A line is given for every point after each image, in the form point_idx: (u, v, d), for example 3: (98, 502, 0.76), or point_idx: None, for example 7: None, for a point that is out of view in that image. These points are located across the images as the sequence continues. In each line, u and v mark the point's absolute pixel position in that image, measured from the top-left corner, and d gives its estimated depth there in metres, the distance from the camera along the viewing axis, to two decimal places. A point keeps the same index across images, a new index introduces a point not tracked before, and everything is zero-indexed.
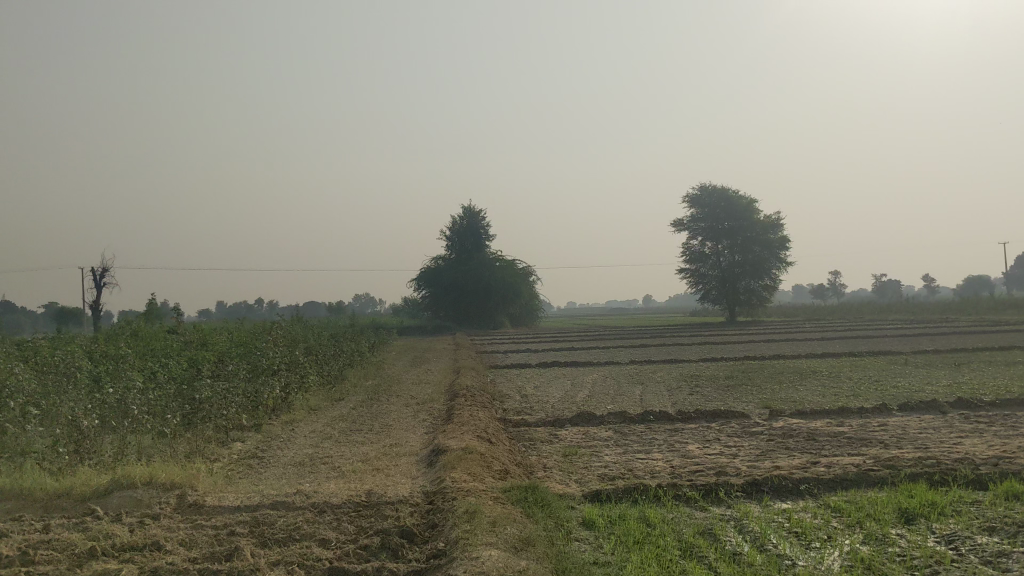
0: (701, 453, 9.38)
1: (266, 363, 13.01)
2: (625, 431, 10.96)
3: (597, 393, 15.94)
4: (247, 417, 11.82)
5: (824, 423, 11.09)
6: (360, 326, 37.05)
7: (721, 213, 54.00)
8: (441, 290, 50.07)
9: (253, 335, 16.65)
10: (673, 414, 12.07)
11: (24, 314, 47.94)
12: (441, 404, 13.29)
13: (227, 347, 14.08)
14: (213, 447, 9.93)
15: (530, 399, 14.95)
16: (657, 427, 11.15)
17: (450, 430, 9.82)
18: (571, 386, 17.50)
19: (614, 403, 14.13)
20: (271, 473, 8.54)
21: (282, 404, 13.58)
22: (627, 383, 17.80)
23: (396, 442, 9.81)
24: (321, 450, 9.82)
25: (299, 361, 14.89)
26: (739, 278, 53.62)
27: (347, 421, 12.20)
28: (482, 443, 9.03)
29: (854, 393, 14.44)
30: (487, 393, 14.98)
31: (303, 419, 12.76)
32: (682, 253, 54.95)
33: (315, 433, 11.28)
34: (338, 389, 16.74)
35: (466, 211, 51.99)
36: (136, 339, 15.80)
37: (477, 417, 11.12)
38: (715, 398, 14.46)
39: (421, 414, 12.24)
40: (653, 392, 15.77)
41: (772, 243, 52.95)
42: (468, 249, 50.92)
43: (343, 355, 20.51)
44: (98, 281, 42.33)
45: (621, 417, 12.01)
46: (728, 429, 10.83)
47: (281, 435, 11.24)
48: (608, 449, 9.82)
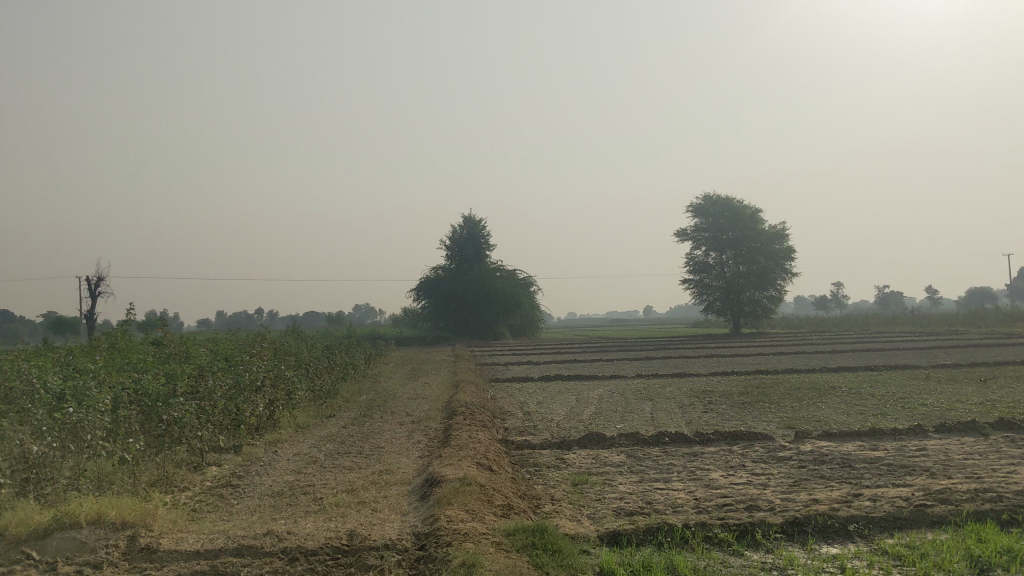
0: (727, 483, 8.42)
1: (250, 377, 12.06)
2: (638, 455, 9.99)
3: (605, 410, 14.98)
4: (227, 438, 10.86)
5: (857, 447, 10.12)
6: (359, 338, 36.11)
7: (724, 223, 53.11)
8: (441, 300, 49.14)
9: (241, 348, 15.70)
10: (691, 436, 11.10)
11: (19, 324, 47.06)
12: (438, 424, 12.31)
13: (209, 360, 13.11)
14: (185, 473, 8.97)
15: (535, 416, 13.97)
16: (673, 450, 10.19)
17: (447, 455, 8.86)
18: (576, 402, 16.55)
19: (625, 422, 13.15)
20: (245, 506, 7.58)
21: (267, 422, 12.62)
22: (636, 399, 16.83)
23: (387, 468, 8.84)
24: (304, 476, 8.87)
25: (287, 374, 13.93)
26: (744, 289, 52.66)
27: (336, 442, 11.24)
28: (483, 471, 8.05)
29: (881, 411, 13.47)
30: (488, 411, 14.01)
31: (288, 439, 11.80)
32: (686, 264, 54.09)
33: (300, 455, 10.31)
34: (329, 405, 15.76)
35: (467, 220, 51.15)
36: (116, 350, 14.86)
37: (477, 439, 10.16)
38: (732, 417, 13.49)
39: (417, 435, 11.30)
40: (664, 410, 14.79)
41: (777, 254, 52.06)
42: (468, 259, 50.00)
43: (337, 369, 19.56)
44: (93, 290, 41.58)
45: (634, 438, 11.04)
46: (751, 454, 9.87)
47: (263, 458, 10.28)
48: (622, 478, 8.85)
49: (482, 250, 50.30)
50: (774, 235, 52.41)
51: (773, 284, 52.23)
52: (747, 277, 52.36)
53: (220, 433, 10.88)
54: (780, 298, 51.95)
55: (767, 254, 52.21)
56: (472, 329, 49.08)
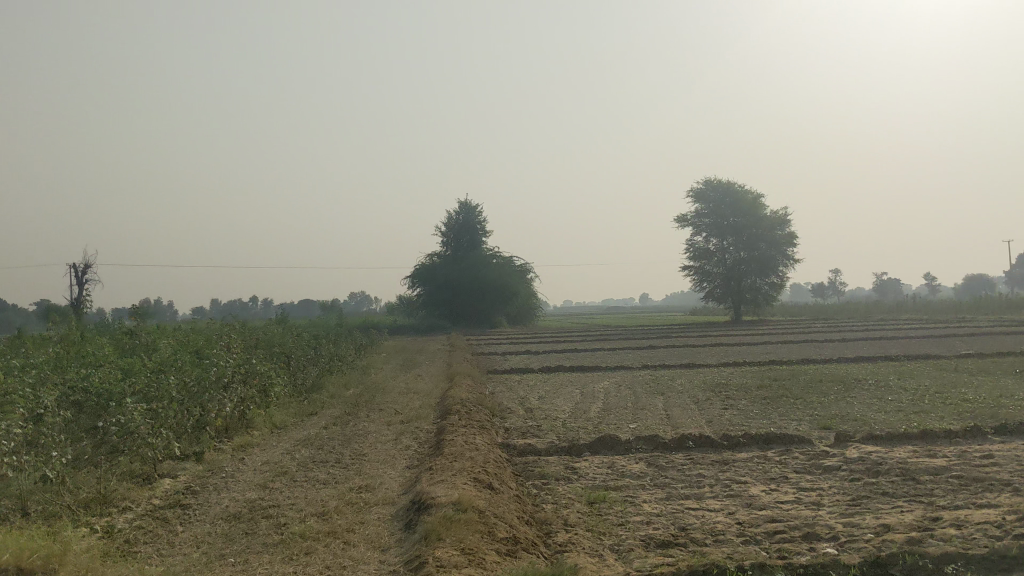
0: (772, 502, 7.07)
1: (218, 371, 10.67)
2: (661, 463, 8.63)
3: (613, 407, 13.62)
4: (187, 445, 9.49)
5: (912, 454, 8.78)
6: (350, 327, 34.70)
7: (725, 208, 51.72)
8: (435, 288, 47.78)
9: (215, 339, 14.32)
10: (718, 439, 9.75)
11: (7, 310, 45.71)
12: (430, 425, 10.93)
13: (174, 353, 11.74)
14: (129, 488, 7.57)
15: (537, 415, 12.61)
16: (700, 458, 8.83)
17: (438, 468, 7.49)
18: (582, 396, 15.21)
19: (639, 421, 11.80)
20: (189, 536, 6.19)
21: (238, 423, 11.24)
22: (646, 393, 15.48)
23: (367, 484, 7.46)
24: (270, 491, 7.51)
25: (264, 368, 12.54)
26: (745, 276, 51.33)
27: (313, 447, 9.86)
28: (484, 490, 6.68)
29: (921, 409, 12.15)
30: (485, 409, 12.63)
31: (260, 443, 10.44)
32: (687, 251, 52.70)
33: (270, 463, 8.94)
34: (312, 401, 14.40)
35: (465, 206, 49.80)
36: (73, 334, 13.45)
37: (474, 447, 8.79)
38: (756, 415, 12.17)
39: (405, 438, 9.95)
40: (680, 406, 13.45)
41: (779, 240, 50.68)
42: (464, 246, 48.64)
43: (323, 361, 18.20)
44: (79, 278, 40.23)
45: (653, 442, 9.67)
46: (792, 463, 8.53)
47: (227, 466, 8.90)
48: (645, 494, 7.49)
49: (478, 237, 48.94)
50: (776, 221, 51.02)
51: (776, 271, 50.91)
52: (749, 263, 51.01)
53: (178, 437, 9.49)
54: (783, 286, 50.63)
55: (770, 241, 50.88)
56: (468, 318, 47.71)
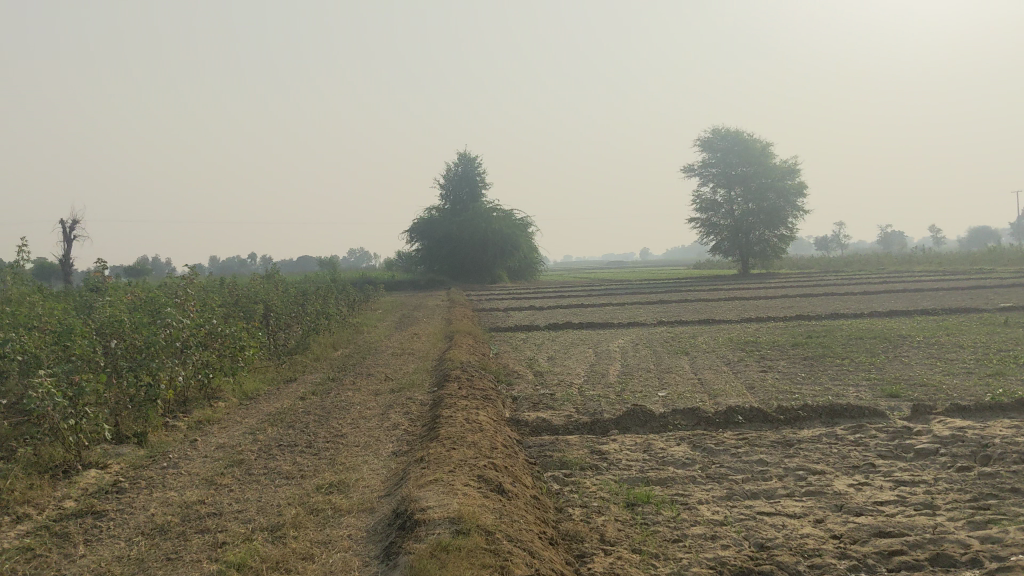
0: (870, 503, 5.40)
1: (172, 333, 8.93)
2: (710, 446, 6.96)
3: (636, 370, 11.96)
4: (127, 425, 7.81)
5: (1018, 431, 7.11)
6: (345, 283, 32.92)
7: (734, 158, 49.83)
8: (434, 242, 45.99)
9: (182, 295, 12.61)
10: (773, 411, 8.08)
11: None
12: (424, 396, 9.27)
13: (125, 311, 10.03)
14: (33, 487, 5.88)
15: (549, 380, 10.96)
16: (756, 438, 7.17)
17: (432, 459, 5.82)
18: (597, 357, 13.59)
19: (667, 388, 10.13)
20: (86, 566, 4.49)
21: (197, 395, 9.57)
22: (668, 354, 13.78)
23: (341, 481, 5.79)
24: (217, 490, 5.83)
25: (231, 329, 10.81)
26: (753, 227, 49.34)
27: (282, 424, 8.19)
28: (491, 495, 4.98)
29: (994, 371, 10.47)
30: (490, 374, 10.97)
31: (221, 420, 8.77)
32: (694, 202, 50.78)
33: (227, 447, 7.25)
34: (294, 366, 12.73)
35: (464, 157, 48.11)
36: (14, 280, 11.69)
37: (478, 425, 7.12)
38: (803, 380, 10.52)
39: (396, 413, 8.29)
40: (710, 368, 11.80)
41: (788, 190, 48.66)
42: (464, 199, 46.93)
43: (311, 319, 16.52)
44: (65, 233, 38.43)
45: (694, 416, 8.00)
46: (874, 445, 6.87)
47: (172, 454, 7.19)
48: (699, 491, 5.82)
49: (478, 190, 47.20)
50: (786, 171, 49.02)
51: (784, 223, 48.83)
52: (757, 214, 48.98)
53: (116, 415, 7.77)
54: (792, 238, 48.53)
55: (778, 191, 48.84)
56: (468, 274, 45.92)
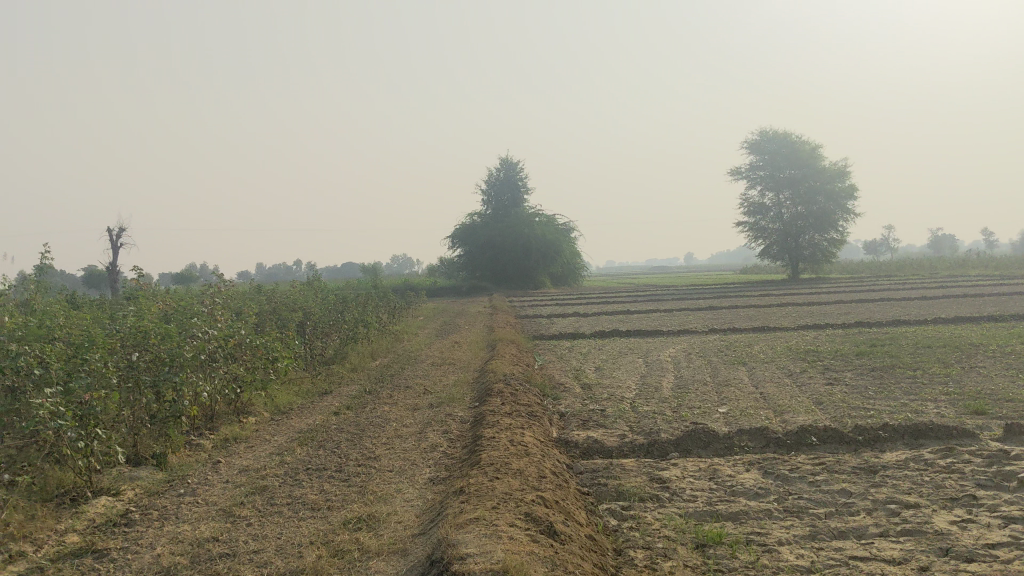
0: (980, 546, 4.65)
1: (196, 345, 8.36)
2: (784, 474, 6.23)
3: (691, 383, 11.23)
4: (145, 445, 7.27)
5: None
6: (387, 289, 32.46)
7: (782, 160, 48.71)
8: (477, 247, 45.45)
9: (213, 304, 12.12)
10: (850, 431, 7.32)
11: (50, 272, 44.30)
12: (466, 412, 8.64)
13: (151, 320, 9.52)
14: (34, 519, 5.33)
15: (599, 393, 10.27)
16: (835, 464, 6.43)
17: (472, 491, 5.16)
18: (647, 368, 12.85)
19: (727, 404, 9.39)
20: None
21: (226, 411, 9.02)
22: (724, 365, 13.01)
23: (371, 515, 5.15)
24: (234, 524, 5.23)
25: (263, 339, 10.27)
26: (802, 231, 48.07)
27: (314, 444, 7.60)
28: (541, 538, 4.31)
29: None
30: (536, 387, 10.31)
31: (249, 438, 8.20)
32: (742, 205, 49.70)
33: (250, 470, 6.65)
34: (331, 377, 12.17)
35: (506, 162, 47.59)
36: (40, 287, 11.26)
37: (524, 447, 6.46)
38: (876, 393, 9.71)
39: (435, 431, 7.66)
40: (772, 381, 11.02)
41: (838, 193, 47.31)
42: (506, 204, 46.39)
43: (350, 327, 15.98)
44: (112, 242, 38.53)
45: (763, 437, 7.29)
46: (971, 471, 6.10)
47: (191, 478, 6.59)
48: (778, 529, 5.10)
49: (520, 194, 46.63)
50: (837, 173, 47.69)
51: (835, 226, 47.46)
52: (806, 217, 47.72)
53: (134, 434, 7.21)
54: (843, 241, 47.08)
55: (828, 194, 47.51)
56: (511, 279, 45.26)
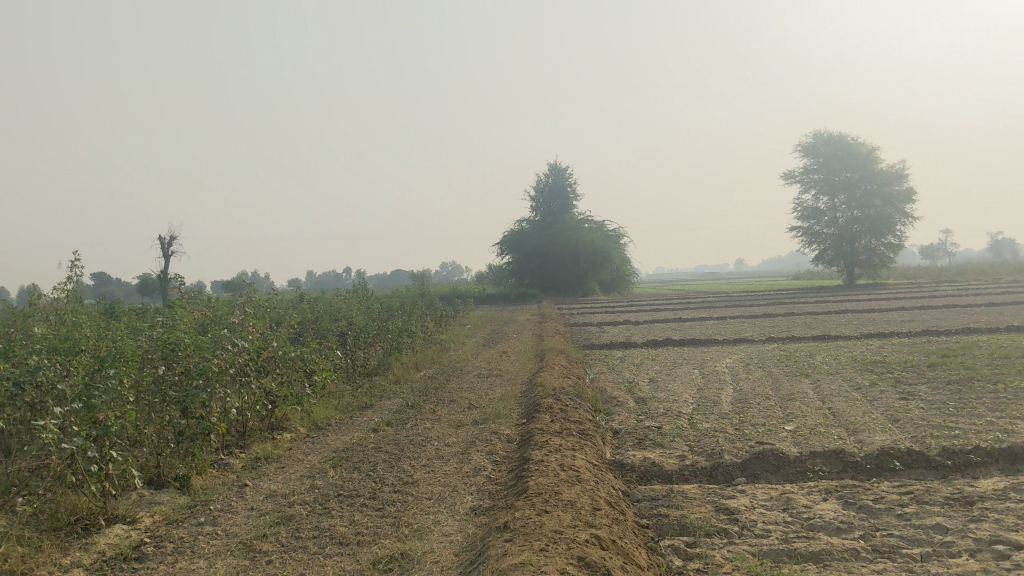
0: None
1: (226, 358, 7.89)
2: (868, 505, 5.56)
3: (753, 396, 10.52)
4: (169, 465, 6.79)
5: None
6: (434, 297, 32.03)
7: (837, 163, 47.51)
8: (526, 254, 44.92)
9: (251, 313, 11.68)
10: (938, 454, 6.60)
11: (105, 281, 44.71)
12: (512, 429, 8.06)
13: (183, 330, 9.10)
14: (37, 552, 4.85)
15: (655, 408, 9.62)
16: (925, 494, 5.73)
17: (518, 527, 4.56)
18: (705, 380, 12.16)
19: (794, 421, 8.68)
20: None
21: (259, 428, 8.54)
22: (786, 377, 12.27)
23: (404, 554, 4.58)
24: (251, 562, 4.69)
25: (301, 352, 9.79)
26: (859, 236, 46.73)
27: (348, 464, 7.07)
28: None
29: None
30: (587, 401, 9.69)
31: (280, 457, 7.70)
32: (796, 210, 48.54)
33: (277, 496, 6.13)
34: (372, 390, 11.67)
35: (554, 168, 47.04)
36: (75, 297, 10.92)
37: (576, 473, 5.86)
38: (957, 410, 8.92)
39: (480, 452, 7.10)
40: (840, 395, 10.28)
41: (896, 196, 45.93)
42: (554, 210, 45.82)
43: (394, 336, 15.48)
44: (163, 250, 38.69)
45: (839, 461, 6.61)
46: None
47: (214, 504, 6.08)
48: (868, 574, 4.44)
49: (569, 201, 46.04)
50: (894, 176, 46.32)
51: (893, 230, 46.02)
52: (863, 222, 46.41)
53: (157, 455, 6.74)
54: (900, 246, 45.53)
55: (885, 197, 46.14)
56: (560, 286, 44.59)
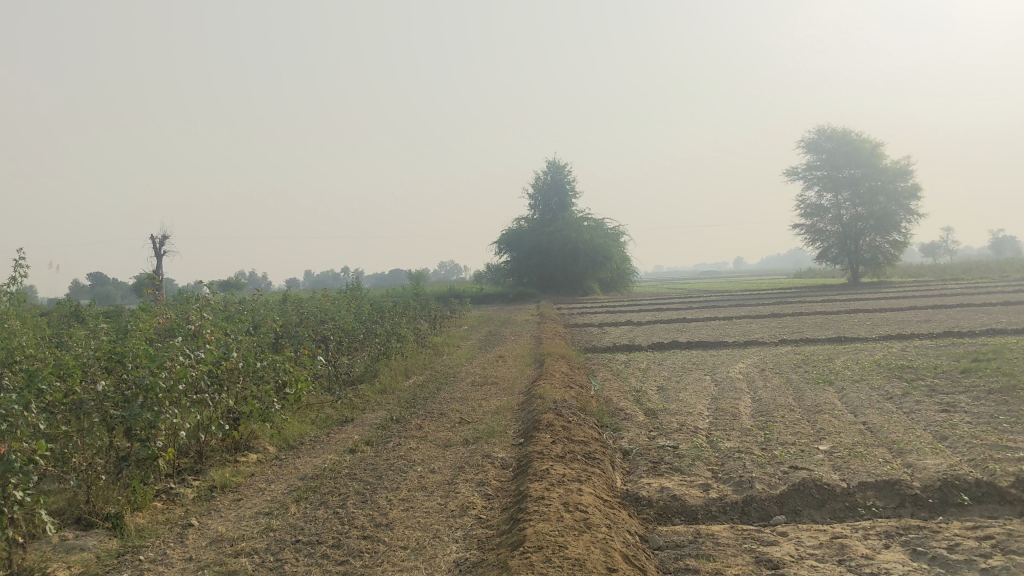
0: None
1: (178, 371, 6.84)
2: (943, 556, 4.53)
3: (776, 408, 9.46)
4: (103, 501, 5.73)
5: None
6: (429, 296, 30.91)
7: (840, 159, 46.51)
8: (524, 252, 43.85)
9: (221, 315, 10.61)
10: (1012, 486, 5.56)
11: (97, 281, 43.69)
12: (508, 452, 7.02)
13: (137, 338, 8.03)
14: None
15: (669, 423, 8.56)
16: (1010, 540, 4.70)
17: None
18: (719, 389, 11.11)
19: (828, 439, 7.64)
20: None
21: (218, 450, 7.49)
22: (809, 385, 11.20)
23: None
24: None
25: (272, 362, 8.73)
26: (862, 233, 45.60)
27: (316, 498, 6.02)
28: None
29: None
30: (592, 417, 8.64)
31: (238, 486, 6.64)
32: (800, 208, 47.51)
33: (224, 542, 5.08)
34: (355, 401, 10.59)
35: (553, 165, 46.01)
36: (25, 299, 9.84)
37: (584, 514, 4.81)
38: (1011, 425, 7.87)
39: (470, 482, 6.05)
40: (873, 407, 9.22)
41: (900, 193, 44.84)
42: (553, 208, 44.77)
43: (382, 340, 14.40)
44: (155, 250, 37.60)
45: (895, 495, 5.59)
46: None
47: (146, 552, 5.03)
48: None
49: (568, 198, 45.00)
50: (899, 172, 45.25)
51: (897, 228, 44.86)
52: (867, 219, 45.30)
53: (88, 487, 5.68)
54: (905, 244, 44.45)
55: (889, 193, 45.02)
56: (559, 285, 43.51)
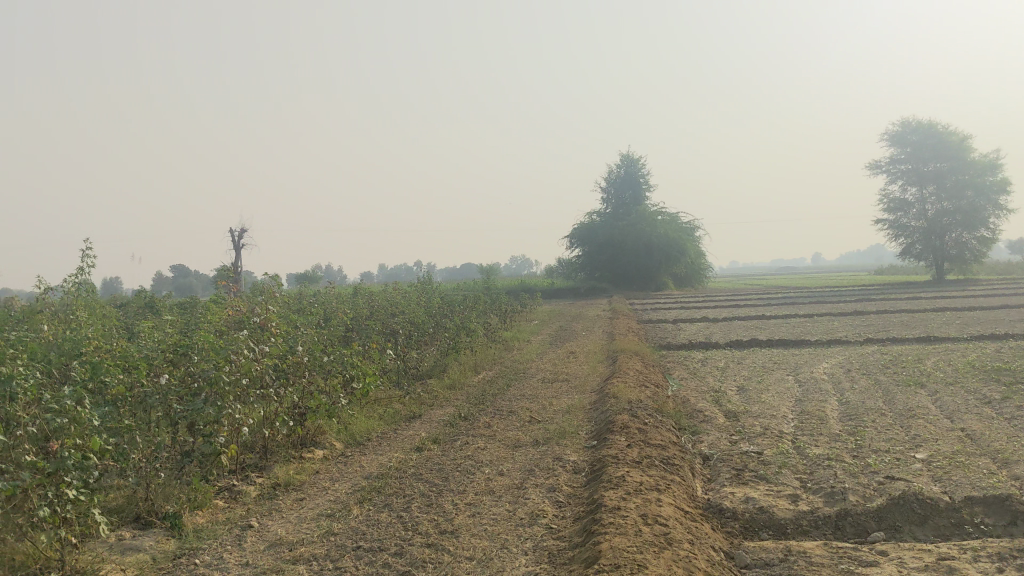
0: None
1: (242, 365, 6.65)
2: None
3: (866, 412, 8.92)
4: (161, 499, 5.55)
5: None
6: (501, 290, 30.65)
7: (926, 152, 44.92)
8: (597, 246, 43.35)
9: (290, 308, 10.47)
10: None
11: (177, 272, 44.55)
12: (581, 455, 6.67)
13: (202, 330, 7.88)
14: None
15: (752, 427, 8.11)
16: None
17: None
18: (802, 390, 10.59)
19: (925, 447, 7.12)
20: None
21: (282, 446, 7.30)
22: (898, 387, 10.60)
23: None
24: None
25: (339, 356, 8.52)
26: (948, 229, 43.97)
27: (379, 500, 5.77)
28: None
29: None
30: (669, 418, 8.24)
31: (300, 485, 6.43)
32: (883, 202, 46.04)
33: (283, 547, 4.85)
34: (423, 396, 10.35)
35: (627, 158, 45.38)
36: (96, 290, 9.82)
37: (663, 528, 4.45)
38: None
39: (540, 486, 5.73)
40: (971, 413, 8.62)
41: (989, 187, 43.09)
42: (627, 202, 44.17)
43: (452, 334, 14.17)
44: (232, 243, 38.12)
45: (1006, 512, 5.10)
46: None
47: (203, 555, 4.82)
48: None
49: (642, 192, 44.33)
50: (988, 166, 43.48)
51: (986, 223, 43.13)
52: (953, 214, 43.65)
53: (146, 484, 5.51)
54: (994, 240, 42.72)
55: (977, 188, 43.28)
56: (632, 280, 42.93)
